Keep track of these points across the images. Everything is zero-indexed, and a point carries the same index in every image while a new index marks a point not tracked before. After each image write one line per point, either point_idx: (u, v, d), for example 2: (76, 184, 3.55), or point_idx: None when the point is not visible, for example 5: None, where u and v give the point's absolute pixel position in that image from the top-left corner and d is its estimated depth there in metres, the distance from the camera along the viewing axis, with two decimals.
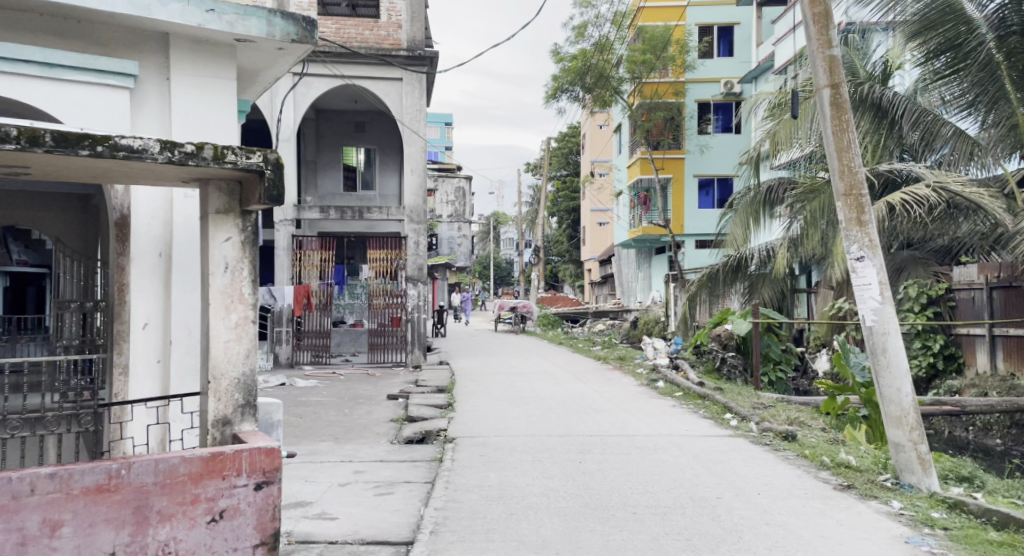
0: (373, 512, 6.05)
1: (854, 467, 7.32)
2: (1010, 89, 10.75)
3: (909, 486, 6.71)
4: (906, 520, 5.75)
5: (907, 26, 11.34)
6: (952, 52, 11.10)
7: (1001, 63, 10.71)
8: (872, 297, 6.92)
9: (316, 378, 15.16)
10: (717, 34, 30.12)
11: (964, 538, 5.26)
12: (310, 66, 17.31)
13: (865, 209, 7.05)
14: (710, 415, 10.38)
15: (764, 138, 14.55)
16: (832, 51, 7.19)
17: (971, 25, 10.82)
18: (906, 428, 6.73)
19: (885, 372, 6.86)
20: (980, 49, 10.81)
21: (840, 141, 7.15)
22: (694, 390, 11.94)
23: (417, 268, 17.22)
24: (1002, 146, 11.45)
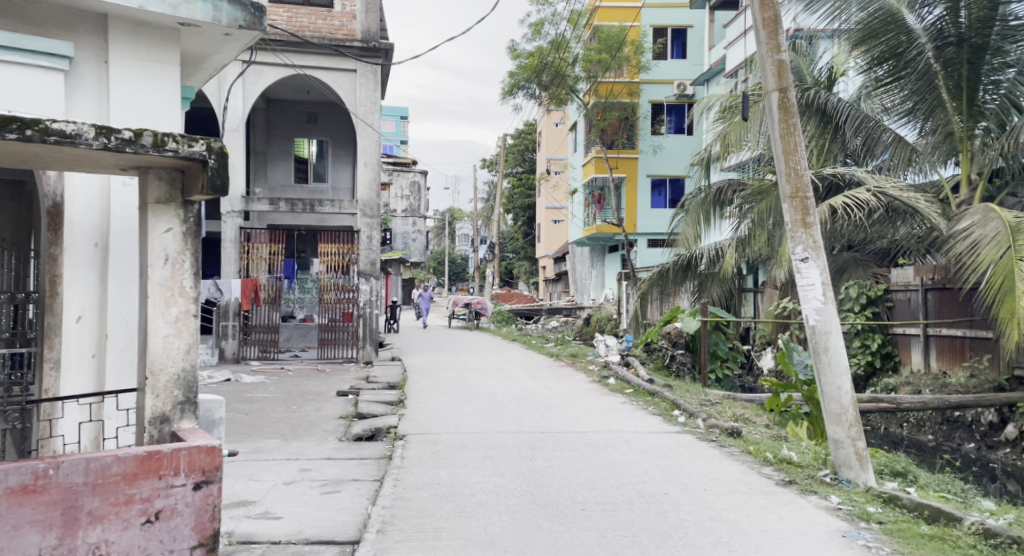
0: (319, 511, 5.97)
1: (795, 463, 7.49)
2: (947, 98, 11.26)
3: (847, 481, 6.90)
4: (843, 514, 5.91)
5: (851, 34, 11.67)
6: (893, 61, 11.48)
7: (939, 72, 11.18)
8: (816, 297, 7.06)
9: (263, 373, 14.89)
10: (671, 36, 30.54)
11: (897, 532, 5.42)
12: (257, 54, 16.91)
13: (810, 211, 7.20)
14: (659, 412, 10.52)
15: (714, 140, 14.76)
16: (781, 55, 7.32)
17: (912, 34, 11.20)
18: (845, 425, 6.90)
19: (827, 370, 7.02)
20: (920, 58, 11.27)
21: (787, 143, 7.29)
22: (644, 387, 12.08)
23: (370, 263, 17.05)
24: (940, 152, 11.92)
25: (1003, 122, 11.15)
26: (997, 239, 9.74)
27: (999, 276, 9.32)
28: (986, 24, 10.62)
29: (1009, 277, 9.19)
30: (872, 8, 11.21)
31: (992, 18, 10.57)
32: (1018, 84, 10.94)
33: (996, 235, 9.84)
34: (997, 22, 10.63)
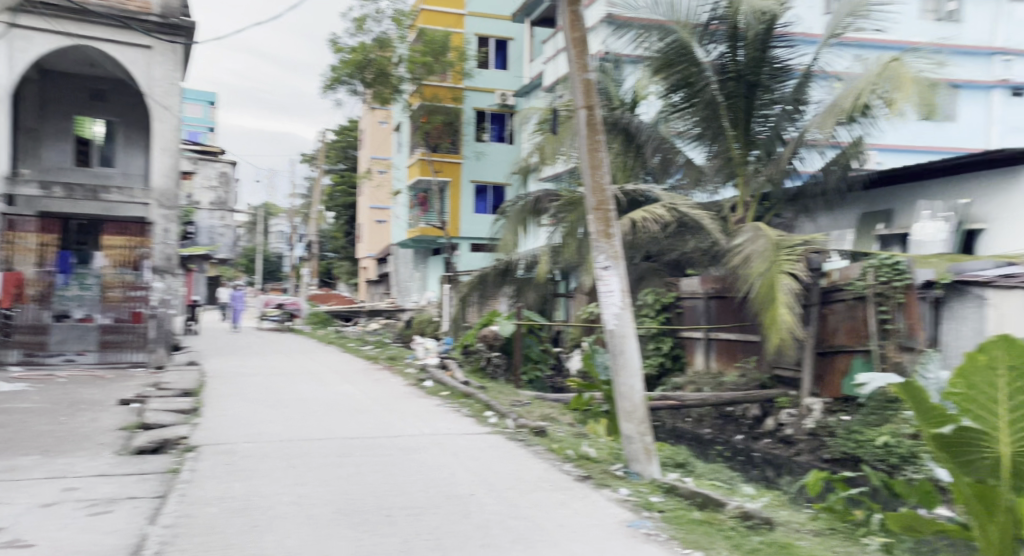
0: (84, 535, 5.45)
1: (592, 459, 7.93)
2: (728, 127, 12.55)
3: (636, 473, 7.41)
4: (631, 505, 6.33)
5: (652, 61, 12.65)
6: (686, 89, 12.51)
7: (722, 103, 12.40)
8: (615, 303, 7.51)
9: (28, 381, 13.33)
10: (494, 46, 31.33)
11: (674, 519, 5.89)
12: (22, 16, 15.01)
13: (611, 223, 7.65)
14: (470, 414, 10.69)
15: (533, 151, 15.32)
16: (588, 74, 7.72)
17: (699, 67, 12.29)
18: (635, 421, 7.41)
19: (622, 369, 7.48)
20: (706, 90, 12.34)
21: (593, 159, 7.70)
22: (458, 390, 12.21)
23: (164, 258, 15.82)
24: (721, 175, 13.15)
25: (770, 151, 12.70)
26: (763, 254, 11.06)
27: (765, 286, 10.76)
28: (759, 64, 12.21)
29: (773, 287, 10.65)
30: (669, 39, 12.33)
31: (763, 60, 12.20)
32: (783, 118, 12.57)
33: (762, 250, 11.13)
34: (766, 64, 12.28)
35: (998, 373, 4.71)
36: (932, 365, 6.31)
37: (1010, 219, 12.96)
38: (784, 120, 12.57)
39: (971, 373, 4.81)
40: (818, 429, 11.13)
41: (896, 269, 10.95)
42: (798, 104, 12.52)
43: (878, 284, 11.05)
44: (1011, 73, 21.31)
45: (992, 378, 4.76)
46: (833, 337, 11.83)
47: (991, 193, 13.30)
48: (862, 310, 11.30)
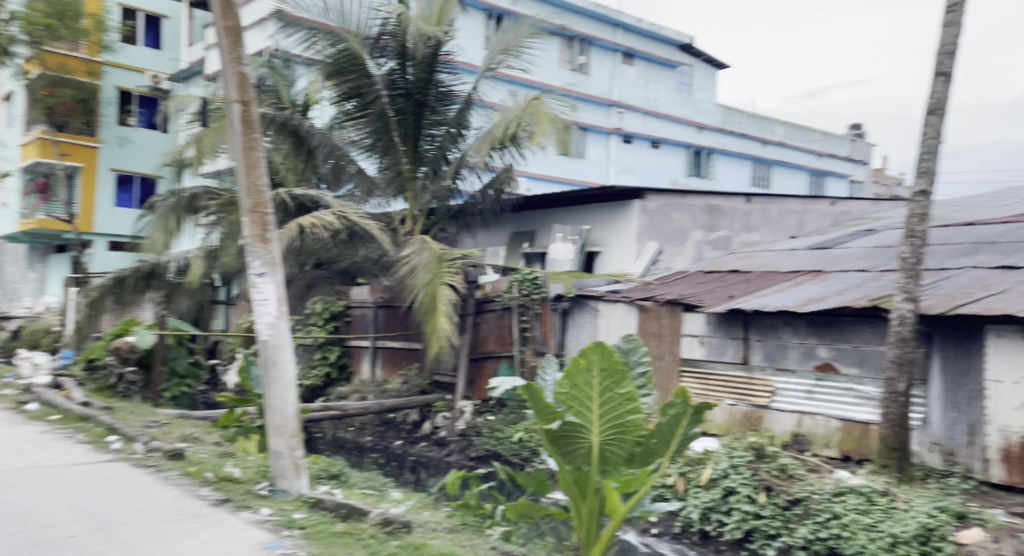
0: None
1: (235, 479, 7.62)
2: (399, 141, 12.96)
3: (281, 491, 7.29)
4: (270, 525, 6.19)
5: (324, 66, 12.53)
6: (358, 99, 12.67)
7: (393, 117, 12.78)
8: (269, 312, 7.31)
9: None
10: (143, 21, 28.32)
11: (315, 534, 5.91)
12: None
13: (269, 227, 7.42)
14: (89, 440, 9.55)
15: (189, 143, 14.14)
16: (242, 68, 7.39)
17: (371, 79, 12.55)
18: (286, 436, 7.29)
19: (274, 383, 7.31)
20: (377, 102, 12.65)
21: (249, 158, 7.39)
22: (76, 412, 10.84)
23: None
24: (392, 187, 13.55)
25: (436, 169, 13.34)
26: (427, 266, 11.54)
27: (428, 298, 11.18)
28: (426, 85, 12.75)
29: (435, 297, 11.10)
30: (340, 45, 12.33)
31: (429, 82, 12.74)
32: (448, 140, 13.22)
33: (427, 262, 11.61)
34: (433, 86, 12.86)
35: (593, 374, 6.09)
36: (550, 368, 7.70)
37: (620, 244, 15.47)
38: (449, 141, 13.22)
39: (574, 375, 6.16)
40: (467, 430, 12.23)
41: (534, 284, 12.92)
42: (462, 127, 13.28)
43: (521, 296, 12.92)
44: (624, 124, 23.84)
45: (588, 378, 6.13)
46: (484, 343, 13.31)
47: (606, 223, 15.80)
48: (508, 319, 12.98)
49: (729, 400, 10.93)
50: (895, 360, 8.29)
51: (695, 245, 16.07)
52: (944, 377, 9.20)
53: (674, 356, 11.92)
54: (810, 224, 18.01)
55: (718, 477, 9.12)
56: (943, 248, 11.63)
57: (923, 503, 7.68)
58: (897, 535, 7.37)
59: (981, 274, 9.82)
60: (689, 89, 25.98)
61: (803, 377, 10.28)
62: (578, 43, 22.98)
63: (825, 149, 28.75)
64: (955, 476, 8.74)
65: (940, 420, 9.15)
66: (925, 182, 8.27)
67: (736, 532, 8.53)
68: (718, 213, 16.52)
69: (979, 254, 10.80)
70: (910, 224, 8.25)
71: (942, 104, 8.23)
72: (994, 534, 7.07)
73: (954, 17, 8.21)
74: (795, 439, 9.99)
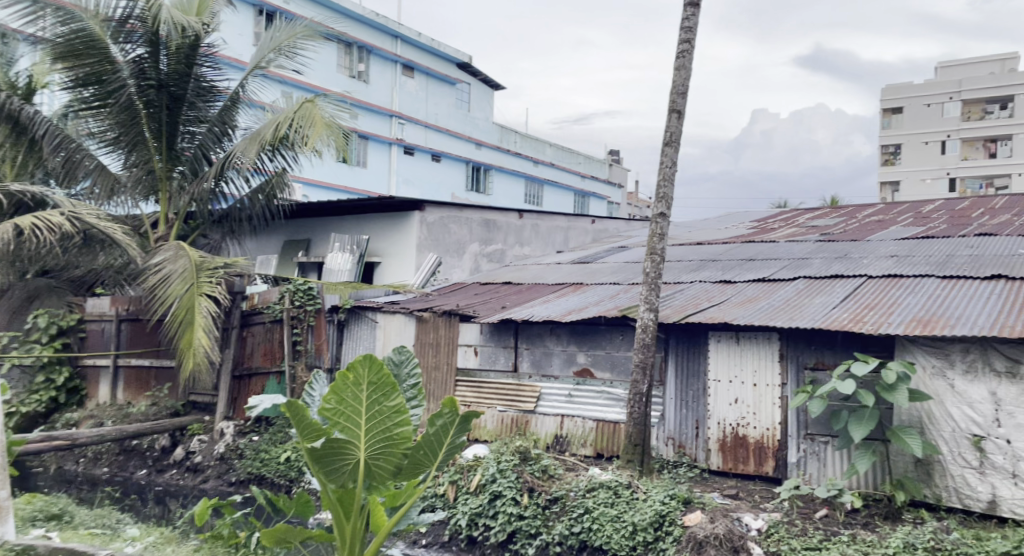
0: None
1: None
2: (149, 136, 11.82)
3: None
4: None
5: (52, 46, 11.02)
6: (97, 86, 11.32)
7: (142, 109, 11.59)
8: None
9: None
10: None
11: None
12: None
13: None
14: None
15: None
16: None
17: (114, 65, 11.24)
18: None
19: None
20: (122, 91, 11.35)
21: None
22: None
23: None
24: (140, 189, 12.22)
25: (195, 169, 12.38)
26: (183, 275, 10.46)
27: (183, 310, 10.12)
28: (184, 78, 11.64)
29: (191, 309, 10.09)
30: (75, 25, 10.96)
31: (188, 75, 11.65)
32: (208, 139, 12.35)
33: (183, 271, 10.53)
34: (191, 80, 11.77)
35: (362, 389, 5.81)
36: (317, 384, 7.16)
37: (397, 255, 15.26)
38: (210, 140, 12.36)
39: (341, 390, 5.82)
40: (227, 452, 11.40)
41: (308, 295, 12.43)
42: (226, 126, 12.45)
43: (293, 307, 12.28)
44: (404, 134, 23.67)
45: (356, 393, 5.83)
46: (250, 359, 12.56)
47: (383, 233, 15.53)
48: (278, 332, 12.33)
49: (499, 406, 11.09)
50: (638, 365, 8.88)
51: (472, 258, 16.31)
52: (677, 377, 10.04)
53: (450, 365, 11.78)
54: (574, 240, 19.23)
55: (487, 482, 9.15)
56: (679, 263, 12.82)
57: (658, 492, 8.29)
58: (636, 524, 7.94)
59: (706, 287, 10.92)
60: (466, 106, 26.37)
61: (564, 382, 10.75)
62: (356, 51, 22.43)
63: (587, 171, 30.91)
64: (684, 466, 9.63)
65: (673, 416, 10.00)
66: (662, 205, 8.97)
67: (500, 534, 8.65)
68: (494, 227, 16.90)
69: (707, 269, 12.03)
70: (651, 242, 8.92)
71: (676, 138, 9.00)
72: (710, 515, 7.75)
73: (684, 62, 9.02)
74: (556, 440, 10.42)
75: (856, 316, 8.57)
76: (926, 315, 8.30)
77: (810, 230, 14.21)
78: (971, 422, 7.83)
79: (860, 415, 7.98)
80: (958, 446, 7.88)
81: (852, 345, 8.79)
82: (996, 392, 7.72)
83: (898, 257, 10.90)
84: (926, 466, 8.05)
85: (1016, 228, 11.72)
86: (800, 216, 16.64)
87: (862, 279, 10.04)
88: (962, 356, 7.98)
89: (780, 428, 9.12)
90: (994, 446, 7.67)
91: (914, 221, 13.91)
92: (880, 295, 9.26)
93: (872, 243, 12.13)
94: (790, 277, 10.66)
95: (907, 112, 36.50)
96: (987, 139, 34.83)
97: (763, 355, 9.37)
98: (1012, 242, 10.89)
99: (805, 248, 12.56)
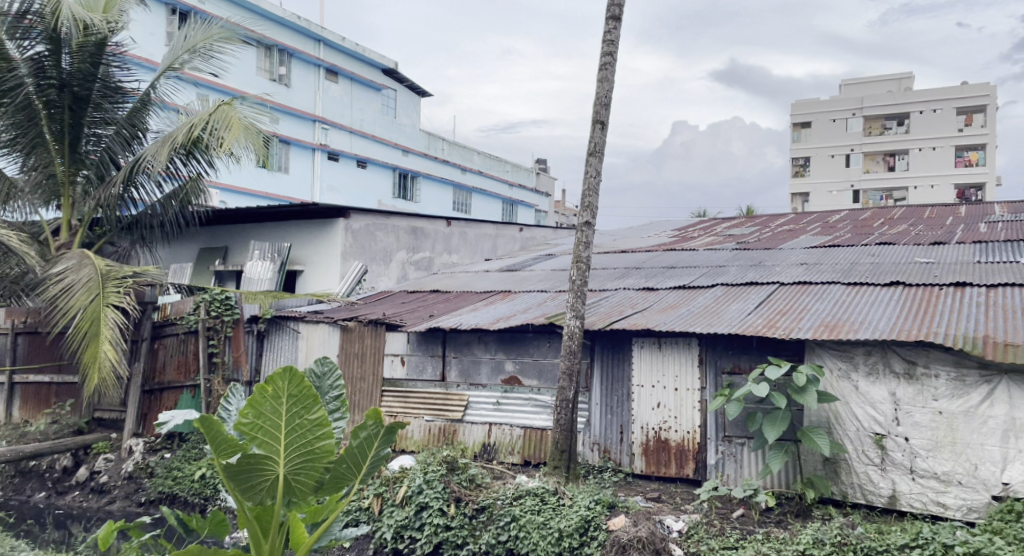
0: None
1: None
2: (50, 138, 11.21)
3: None
4: None
5: None
6: None
7: (41, 110, 10.98)
8: None
9: None
10: None
11: None
12: None
13: None
14: None
15: None
16: None
17: (9, 63, 10.62)
18: None
19: None
20: (19, 91, 10.73)
21: None
22: None
23: None
24: (39, 194, 11.67)
25: (102, 174, 11.89)
26: (87, 286, 9.91)
27: (87, 321, 9.60)
28: (89, 78, 11.09)
29: (97, 321, 9.60)
30: None
31: (93, 75, 11.11)
32: (116, 142, 11.80)
33: (87, 281, 9.99)
34: (97, 80, 11.25)
35: (281, 402, 5.60)
36: (234, 398, 6.82)
37: (320, 263, 14.91)
38: (118, 144, 11.80)
39: (259, 404, 5.59)
40: (136, 471, 10.89)
41: (225, 305, 12.00)
42: (136, 129, 11.94)
43: (209, 318, 11.85)
44: (327, 140, 23.31)
45: (276, 407, 5.61)
46: (161, 373, 12.04)
47: (305, 240, 15.16)
48: (192, 344, 11.88)
49: (426, 416, 10.91)
50: (565, 371, 8.88)
51: (399, 266, 16.08)
52: (602, 382, 10.09)
53: (377, 376, 11.53)
54: (502, 248, 19.25)
55: (413, 493, 8.95)
56: (603, 271, 12.95)
57: (584, 497, 8.29)
58: (562, 530, 7.89)
59: (630, 294, 11.04)
60: (393, 112, 26.09)
61: (492, 390, 10.69)
62: (276, 54, 21.86)
63: (515, 180, 31.05)
64: (608, 470, 9.68)
65: (599, 421, 10.03)
66: (588, 214, 9.01)
67: (426, 546, 8.50)
68: (421, 235, 16.71)
69: (630, 276, 12.18)
70: (577, 250, 8.95)
71: (600, 148, 9.08)
72: (633, 519, 7.82)
73: (607, 74, 9.12)
74: (484, 448, 10.33)
75: (769, 321, 8.82)
76: (833, 320, 8.62)
77: (725, 239, 14.59)
78: (873, 422, 8.14)
79: (773, 416, 8.19)
80: (862, 444, 8.18)
81: (765, 349, 9.03)
82: (895, 392, 8.06)
83: (808, 265, 11.28)
84: (833, 464, 8.34)
85: (914, 238, 12.31)
86: (717, 225, 17.06)
87: (775, 286, 10.35)
88: (865, 358, 8.29)
89: (700, 431, 9.29)
90: (894, 443, 8.00)
91: (822, 230, 14.45)
92: (792, 301, 9.57)
93: (784, 251, 12.53)
94: (708, 285, 10.89)
95: (814, 125, 38.25)
96: (886, 153, 36.65)
97: (684, 360, 9.53)
98: (912, 250, 11.43)
99: (721, 256, 12.87)
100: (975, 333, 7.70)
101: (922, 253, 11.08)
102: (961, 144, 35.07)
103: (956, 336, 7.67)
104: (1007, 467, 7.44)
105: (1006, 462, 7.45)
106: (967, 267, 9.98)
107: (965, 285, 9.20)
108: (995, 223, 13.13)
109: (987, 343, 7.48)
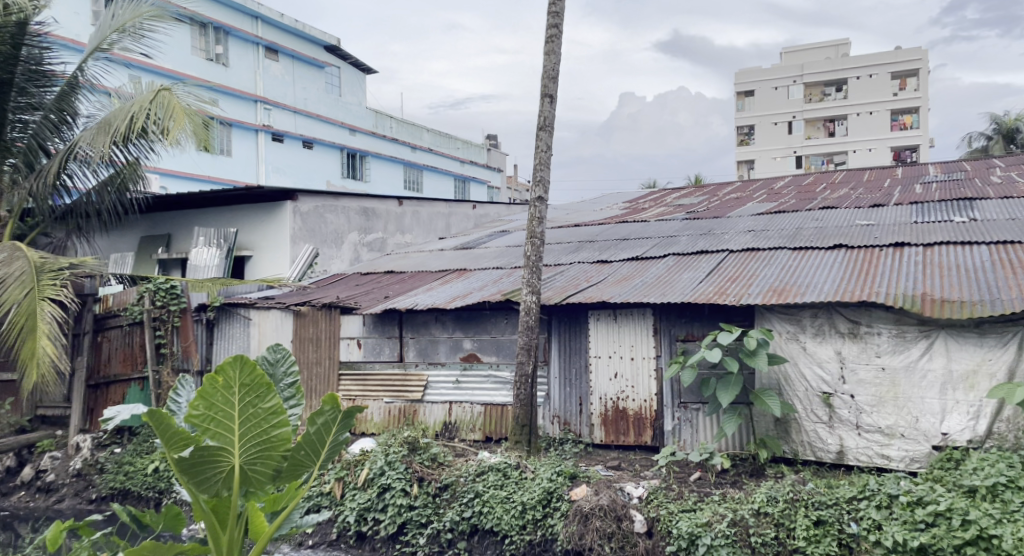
0: None
1: None
2: None
3: None
4: None
5: None
6: None
7: None
8: None
9: None
10: None
11: None
12: None
13: None
14: None
15: None
16: None
17: None
18: None
19: None
20: None
21: None
22: None
23: None
24: None
25: (31, 162, 11.36)
26: (21, 279, 9.54)
27: (22, 315, 9.20)
28: (8, 61, 10.60)
29: (33, 315, 9.19)
30: None
31: (14, 57, 10.64)
32: (44, 128, 11.30)
33: (21, 274, 9.62)
34: (19, 62, 10.76)
35: (233, 392, 5.46)
36: (183, 390, 6.62)
37: (268, 248, 14.60)
38: (47, 129, 11.31)
39: (209, 394, 5.44)
40: (85, 468, 10.58)
41: (171, 294, 11.62)
42: (64, 114, 11.42)
43: (155, 308, 11.54)
44: (271, 121, 22.71)
45: (227, 397, 5.47)
46: (106, 366, 11.76)
47: (252, 224, 14.79)
48: (138, 335, 11.61)
49: (385, 397, 10.87)
50: (523, 347, 8.88)
51: (351, 248, 15.84)
52: (560, 356, 10.12)
53: (333, 359, 11.44)
54: (455, 226, 19.14)
55: (375, 475, 8.92)
56: (557, 246, 12.92)
57: (545, 470, 8.32)
58: (525, 503, 7.95)
59: (585, 268, 11.05)
60: (337, 91, 25.55)
61: (451, 368, 10.62)
62: (212, 32, 21.11)
63: (466, 157, 30.82)
64: (569, 442, 9.75)
65: (558, 394, 10.08)
66: (540, 189, 8.98)
67: (390, 527, 8.45)
68: (373, 216, 16.47)
69: (584, 250, 12.18)
70: (531, 226, 8.90)
71: (549, 122, 9.01)
72: (595, 488, 7.93)
73: (553, 47, 9.04)
74: (445, 427, 10.36)
75: (720, 288, 8.94)
76: (781, 284, 8.77)
77: (675, 209, 14.72)
78: (821, 381, 8.35)
79: (726, 381, 8.32)
80: (810, 403, 8.38)
81: (716, 316, 9.15)
82: (841, 350, 8.26)
83: (755, 231, 11.45)
84: (784, 424, 8.51)
85: (855, 201, 12.59)
86: (667, 196, 17.19)
87: (723, 254, 10.47)
88: (812, 320, 8.47)
89: (656, 399, 9.41)
90: (841, 401, 8.21)
91: (768, 197, 14.69)
92: (741, 268, 9.69)
93: (732, 219, 12.70)
94: (659, 255, 10.96)
95: (757, 93, 38.92)
96: (826, 119, 37.39)
97: (639, 330, 9.61)
98: (855, 213, 11.68)
99: (671, 226, 12.99)
100: (914, 291, 7.93)
101: (863, 216, 11.34)
102: (897, 108, 35.78)
103: (896, 295, 7.89)
104: (945, 418, 7.72)
105: (945, 413, 7.73)
106: (906, 227, 10.25)
107: (904, 245, 9.44)
108: (931, 184, 13.49)
109: (926, 300, 7.71)
